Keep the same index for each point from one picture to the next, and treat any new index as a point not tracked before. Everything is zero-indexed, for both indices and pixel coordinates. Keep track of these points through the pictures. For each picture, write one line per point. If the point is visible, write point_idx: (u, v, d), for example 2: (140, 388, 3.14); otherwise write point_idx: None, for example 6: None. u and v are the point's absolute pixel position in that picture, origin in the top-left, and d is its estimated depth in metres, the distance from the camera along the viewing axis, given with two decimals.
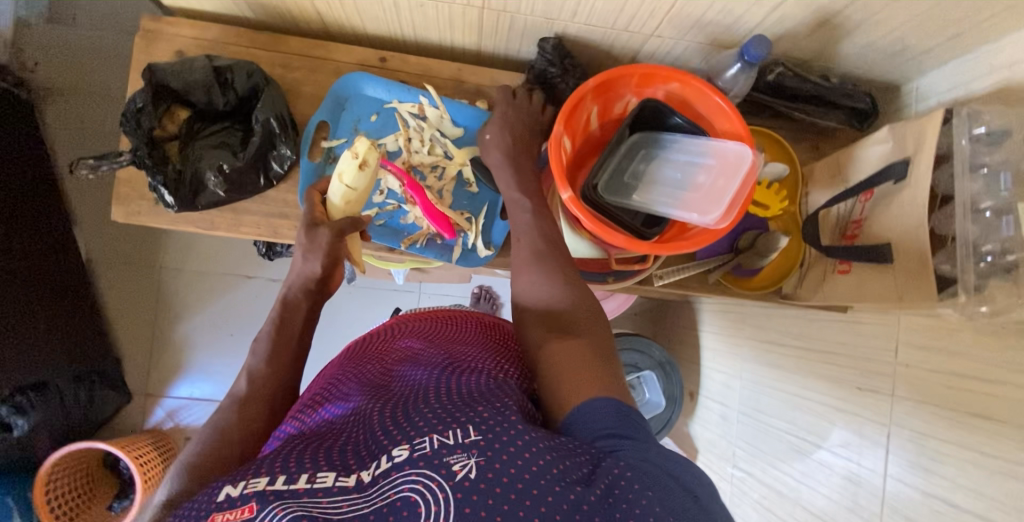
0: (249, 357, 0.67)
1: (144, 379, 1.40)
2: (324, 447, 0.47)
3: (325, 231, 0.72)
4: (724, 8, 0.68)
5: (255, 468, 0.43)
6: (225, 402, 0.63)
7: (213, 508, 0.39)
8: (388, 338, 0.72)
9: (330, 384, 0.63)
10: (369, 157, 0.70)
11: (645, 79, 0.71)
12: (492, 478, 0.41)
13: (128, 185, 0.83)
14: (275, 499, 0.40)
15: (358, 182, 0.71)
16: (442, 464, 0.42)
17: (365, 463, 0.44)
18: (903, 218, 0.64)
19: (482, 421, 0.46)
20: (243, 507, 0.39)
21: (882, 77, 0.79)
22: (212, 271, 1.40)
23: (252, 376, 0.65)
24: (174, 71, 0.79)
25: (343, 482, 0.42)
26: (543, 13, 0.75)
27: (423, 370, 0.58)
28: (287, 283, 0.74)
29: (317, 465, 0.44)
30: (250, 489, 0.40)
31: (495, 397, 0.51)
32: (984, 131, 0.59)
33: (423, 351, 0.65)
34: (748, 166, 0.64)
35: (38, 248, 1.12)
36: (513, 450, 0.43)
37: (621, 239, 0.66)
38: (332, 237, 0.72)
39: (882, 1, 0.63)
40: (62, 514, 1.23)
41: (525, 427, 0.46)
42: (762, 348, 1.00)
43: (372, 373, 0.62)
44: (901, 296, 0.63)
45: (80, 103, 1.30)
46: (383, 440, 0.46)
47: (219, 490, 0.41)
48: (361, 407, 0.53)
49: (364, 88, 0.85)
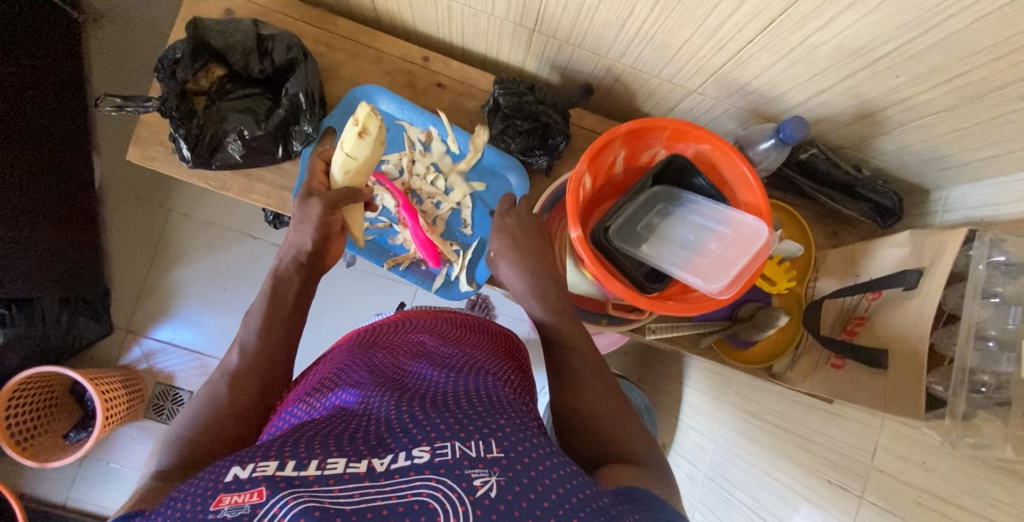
0: (242, 329, 0.66)
1: (130, 315, 1.39)
2: (333, 432, 0.46)
3: (317, 205, 0.70)
4: (771, 80, 0.68)
5: (263, 451, 0.43)
6: (219, 376, 0.62)
7: (220, 488, 0.38)
8: (396, 330, 0.71)
9: (336, 368, 0.61)
10: (370, 125, 0.73)
11: (677, 134, 0.70)
12: (513, 500, 0.40)
13: (150, 130, 0.83)
14: (285, 487, 0.38)
15: (358, 151, 0.73)
16: (463, 476, 0.41)
17: (378, 452, 0.43)
18: (905, 329, 0.63)
19: (503, 437, 0.46)
20: (252, 491, 0.38)
21: (914, 180, 0.77)
22: (219, 224, 1.40)
23: (244, 350, 0.63)
24: (218, 29, 0.79)
25: (355, 468, 0.41)
26: (591, 47, 0.76)
27: (436, 371, 0.58)
28: (281, 254, 0.73)
29: (327, 451, 0.43)
30: (259, 473, 0.39)
31: (512, 413, 0.51)
32: (1003, 260, 0.57)
33: (437, 350, 0.64)
34: (759, 245, 0.64)
35: (38, 161, 1.12)
36: (532, 474, 0.43)
37: (620, 289, 0.65)
38: (322, 212, 0.70)
39: (926, 108, 0.63)
40: (16, 434, 1.22)
41: (546, 453, 0.46)
42: (742, 417, 0.99)
43: (382, 362, 0.61)
44: (887, 405, 0.62)
45: (125, 36, 1.33)
46: (397, 439, 0.45)
47: (226, 470, 0.40)
48: (372, 395, 0.52)
49: (378, 102, 0.84)
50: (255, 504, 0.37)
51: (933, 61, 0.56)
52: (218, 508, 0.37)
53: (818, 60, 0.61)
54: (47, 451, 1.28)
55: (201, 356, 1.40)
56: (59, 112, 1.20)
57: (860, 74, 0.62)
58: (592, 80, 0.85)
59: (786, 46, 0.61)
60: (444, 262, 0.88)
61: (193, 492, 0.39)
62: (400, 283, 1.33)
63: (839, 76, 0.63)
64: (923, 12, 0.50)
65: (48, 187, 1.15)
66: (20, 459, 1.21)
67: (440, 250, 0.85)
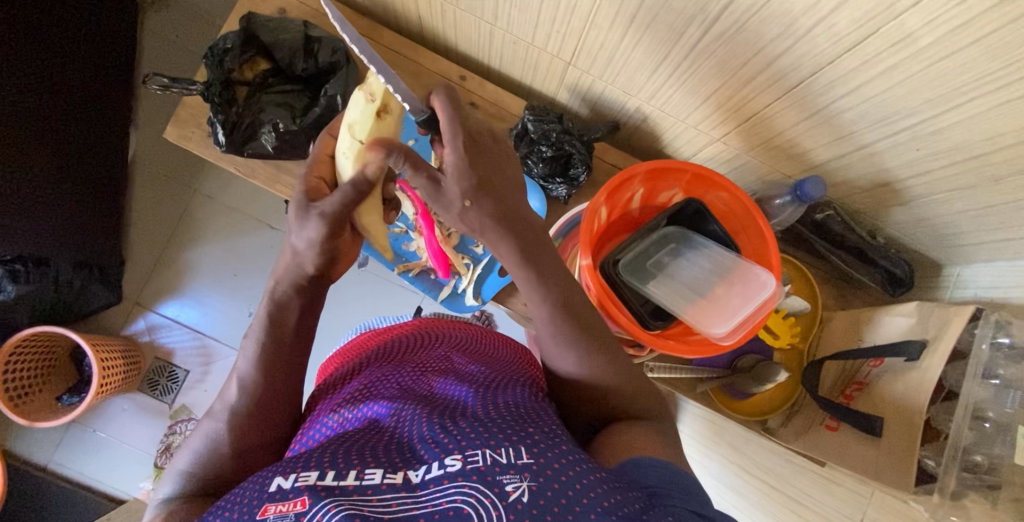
0: (239, 358, 0.60)
1: (140, 287, 1.42)
2: (367, 444, 0.49)
3: (314, 222, 0.53)
4: (794, 139, 0.70)
5: (304, 461, 0.46)
6: (220, 409, 0.59)
7: (266, 498, 0.42)
8: (422, 343, 0.72)
9: (367, 381, 0.62)
10: (389, 102, 0.60)
11: (695, 180, 0.72)
12: (544, 504, 0.41)
13: (190, 112, 0.87)
14: (327, 496, 0.41)
15: (374, 132, 0.58)
16: (496, 481, 0.42)
17: (411, 464, 0.46)
18: (904, 400, 0.62)
19: (533, 443, 0.46)
20: (296, 500, 0.41)
21: (927, 253, 0.78)
22: (240, 210, 1.43)
23: (242, 385, 0.59)
24: (269, 26, 0.83)
25: (391, 480, 0.44)
26: (622, 85, 0.78)
27: (464, 386, 0.59)
28: (275, 272, 0.58)
29: (364, 462, 0.46)
30: (301, 482, 0.43)
31: (543, 422, 0.51)
32: (1007, 342, 0.57)
33: (464, 366, 0.65)
34: (767, 295, 0.65)
35: (67, 125, 1.16)
36: (564, 480, 0.43)
37: (624, 322, 0.66)
38: (321, 230, 0.53)
39: (944, 185, 0.64)
40: (11, 389, 1.24)
41: (577, 460, 0.45)
42: (729, 469, 0.99)
43: (409, 374, 0.63)
44: (874, 473, 0.61)
45: (181, 23, 1.41)
46: (427, 453, 0.47)
47: (271, 481, 0.44)
48: (404, 408, 0.54)
49: None
50: (298, 512, 0.41)
51: (953, 139, 0.57)
52: (265, 516, 0.41)
53: (841, 123, 0.63)
54: (38, 411, 1.29)
55: (202, 336, 1.42)
56: (96, 83, 1.25)
57: (882, 142, 0.63)
58: (620, 117, 0.87)
59: (812, 107, 0.63)
60: (453, 274, 0.89)
61: (243, 502, 0.43)
62: (407, 289, 1.35)
63: (860, 142, 0.64)
64: (946, 91, 0.52)
65: (73, 151, 1.18)
66: (10, 414, 1.22)
67: (451, 262, 0.87)
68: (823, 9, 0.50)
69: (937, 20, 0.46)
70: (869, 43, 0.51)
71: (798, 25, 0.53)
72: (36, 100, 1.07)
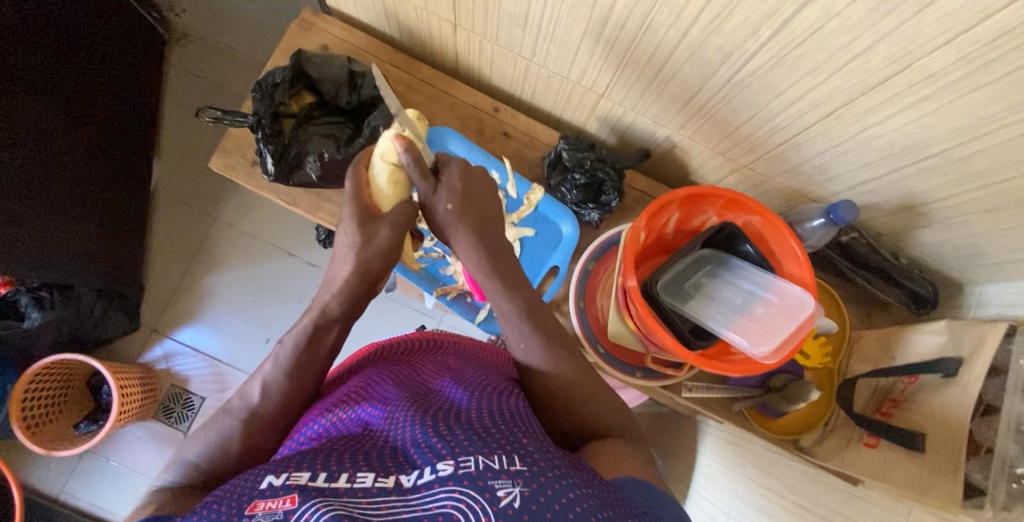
0: (268, 362, 0.60)
1: (159, 315, 1.43)
2: (361, 449, 0.50)
3: (387, 230, 0.59)
4: (822, 164, 0.73)
5: (296, 463, 0.46)
6: (235, 407, 0.59)
7: (256, 494, 0.43)
8: (421, 350, 0.73)
9: (364, 381, 0.63)
10: None
11: (730, 204, 0.75)
12: (535, 511, 0.41)
13: (235, 142, 0.90)
14: (316, 496, 0.42)
15: None
16: (487, 487, 0.42)
17: (404, 469, 0.47)
18: (943, 419, 0.65)
19: (526, 453, 0.47)
20: (286, 497, 0.42)
21: (950, 274, 0.81)
22: (261, 237, 1.46)
23: (266, 388, 0.59)
24: (316, 61, 0.86)
25: (382, 483, 0.44)
26: (653, 116, 0.82)
27: (460, 390, 0.59)
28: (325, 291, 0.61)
29: (357, 465, 0.46)
30: (292, 482, 0.43)
31: (536, 433, 0.52)
32: None
33: (461, 373, 0.65)
34: (807, 315, 0.68)
35: (93, 157, 1.20)
36: (551, 493, 0.43)
37: (669, 341, 0.68)
38: (389, 233, 0.59)
39: (968, 208, 0.67)
40: (30, 417, 1.23)
41: (558, 473, 0.45)
42: (758, 491, 0.93)
43: (410, 379, 0.63)
44: (921, 488, 0.63)
45: (209, 58, 1.47)
46: (416, 458, 0.47)
47: (262, 479, 0.44)
48: (398, 411, 0.54)
49: (449, 142, 0.90)
50: (287, 509, 0.41)
51: (980, 165, 0.61)
52: (253, 512, 0.41)
53: (870, 151, 0.67)
54: (54, 439, 1.28)
55: (218, 363, 1.42)
56: (121, 116, 1.29)
57: (910, 168, 0.66)
58: (649, 146, 0.91)
59: (842, 135, 0.66)
60: None
61: (235, 496, 0.43)
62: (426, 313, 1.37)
63: (889, 168, 0.68)
64: (975, 120, 0.56)
65: (94, 179, 1.20)
66: (27, 442, 1.21)
67: None
68: (859, 47, 0.54)
69: (967, 57, 0.50)
70: (900, 77, 0.55)
71: (833, 60, 0.57)
72: (67, 132, 1.11)
